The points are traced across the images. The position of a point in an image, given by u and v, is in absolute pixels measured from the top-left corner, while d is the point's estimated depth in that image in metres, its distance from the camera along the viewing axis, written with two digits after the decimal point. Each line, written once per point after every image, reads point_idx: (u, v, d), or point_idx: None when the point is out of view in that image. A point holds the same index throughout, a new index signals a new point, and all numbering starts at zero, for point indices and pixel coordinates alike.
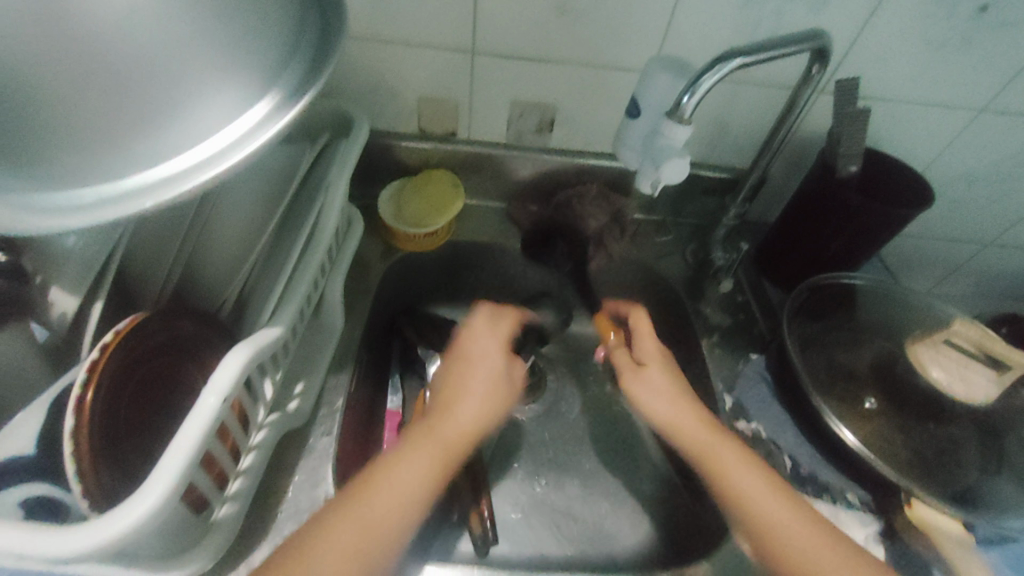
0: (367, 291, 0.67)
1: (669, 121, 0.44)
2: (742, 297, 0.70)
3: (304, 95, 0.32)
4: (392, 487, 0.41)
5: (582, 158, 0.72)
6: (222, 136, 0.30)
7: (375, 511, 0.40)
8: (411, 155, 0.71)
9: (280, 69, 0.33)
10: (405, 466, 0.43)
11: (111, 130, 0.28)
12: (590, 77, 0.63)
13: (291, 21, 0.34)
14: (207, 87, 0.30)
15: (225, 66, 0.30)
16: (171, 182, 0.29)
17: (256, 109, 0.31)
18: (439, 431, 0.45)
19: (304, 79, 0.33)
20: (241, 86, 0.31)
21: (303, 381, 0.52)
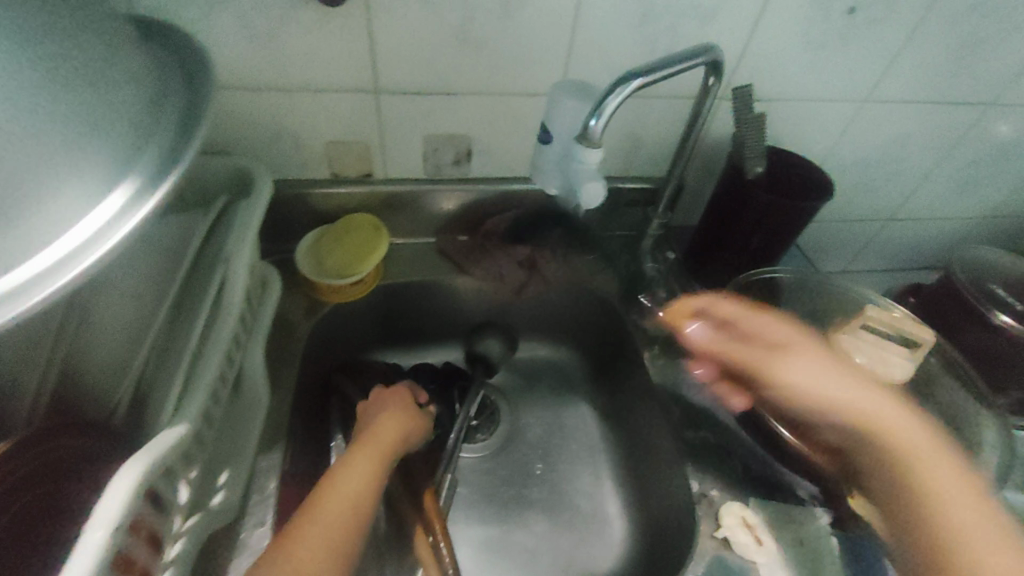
0: (294, 353, 0.62)
1: (580, 146, 0.44)
2: (678, 303, 0.72)
3: (167, 179, 0.29)
4: (346, 487, 0.45)
5: (506, 184, 0.71)
6: (72, 236, 0.26)
7: (336, 507, 0.43)
8: (325, 200, 0.68)
9: (139, 147, 0.29)
10: (348, 472, 0.46)
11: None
12: (501, 106, 0.62)
13: (147, 96, 0.31)
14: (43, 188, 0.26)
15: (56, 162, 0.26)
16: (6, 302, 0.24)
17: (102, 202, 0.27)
18: (370, 442, 0.51)
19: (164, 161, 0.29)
20: (90, 177, 0.27)
21: (227, 471, 0.47)
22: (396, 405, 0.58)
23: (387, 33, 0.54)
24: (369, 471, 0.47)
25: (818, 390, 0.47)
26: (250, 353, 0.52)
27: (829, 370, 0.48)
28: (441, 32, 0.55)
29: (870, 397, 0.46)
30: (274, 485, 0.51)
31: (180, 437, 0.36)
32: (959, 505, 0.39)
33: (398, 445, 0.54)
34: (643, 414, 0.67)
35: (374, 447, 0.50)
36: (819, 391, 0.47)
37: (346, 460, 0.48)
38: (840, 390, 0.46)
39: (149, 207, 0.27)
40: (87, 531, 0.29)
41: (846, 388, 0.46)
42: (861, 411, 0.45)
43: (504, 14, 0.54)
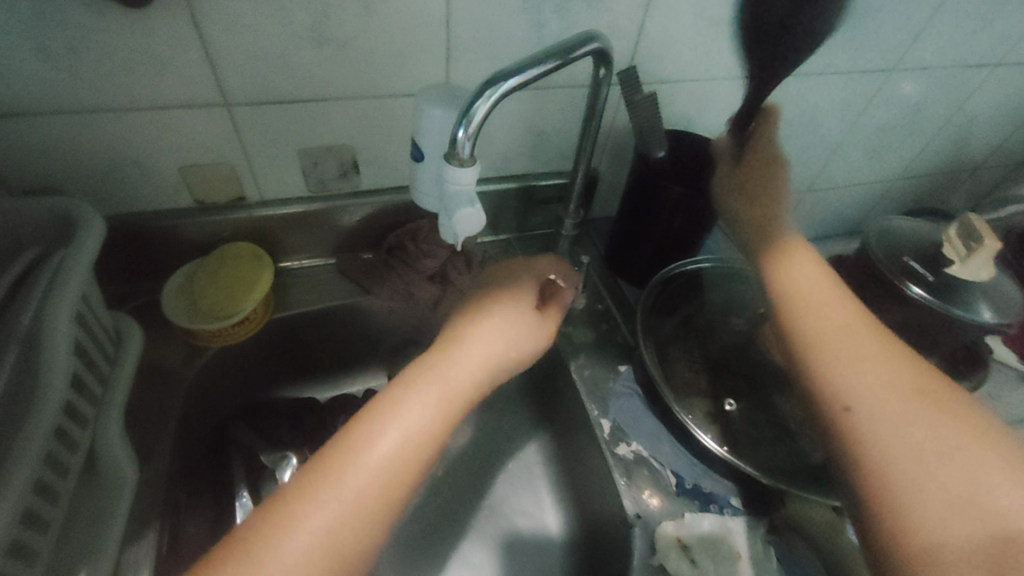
0: (171, 411, 0.54)
1: (449, 165, 0.38)
2: (602, 305, 0.67)
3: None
4: (377, 445, 0.38)
5: (403, 194, 0.65)
6: None
7: (364, 477, 0.37)
8: (191, 232, 0.59)
9: None
10: (387, 425, 0.39)
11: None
12: (380, 111, 0.55)
13: None
14: None
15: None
16: None
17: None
18: (437, 378, 0.43)
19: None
20: None
21: (82, 572, 0.40)
22: (510, 311, 0.50)
23: (224, 38, 0.45)
24: (407, 448, 0.39)
25: (806, 284, 0.48)
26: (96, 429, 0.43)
27: (839, 298, 0.47)
28: (290, 32, 0.46)
29: (864, 340, 0.43)
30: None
31: None
32: (893, 402, 0.39)
33: (511, 363, 0.48)
34: (574, 424, 0.63)
35: (443, 385, 0.43)
36: (837, 343, 0.43)
37: (390, 399, 0.41)
38: (862, 377, 0.41)
39: None
40: None
41: (834, 295, 0.47)
42: (820, 331, 0.44)
43: (362, 7, 0.47)
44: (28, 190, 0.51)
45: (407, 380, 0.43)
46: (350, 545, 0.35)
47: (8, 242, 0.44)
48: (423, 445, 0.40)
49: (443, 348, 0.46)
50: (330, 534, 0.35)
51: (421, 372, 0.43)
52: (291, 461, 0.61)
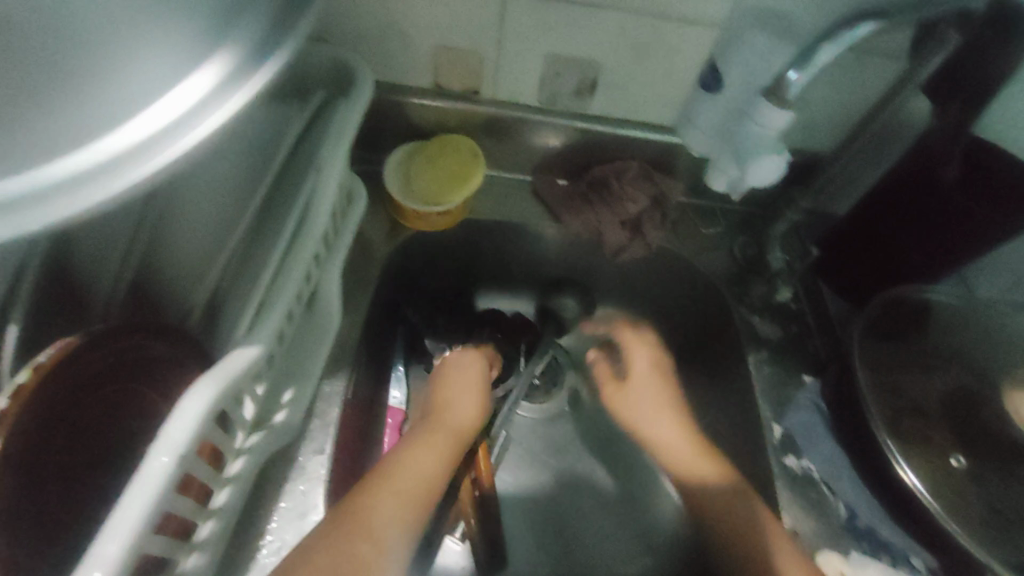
0: (369, 276, 0.58)
1: (764, 104, 0.34)
2: (796, 305, 0.61)
3: (270, 60, 0.23)
4: (411, 469, 0.44)
5: (626, 129, 0.60)
6: (148, 120, 0.21)
7: (406, 484, 0.42)
8: (425, 115, 0.60)
9: (234, 21, 0.23)
10: (416, 458, 0.45)
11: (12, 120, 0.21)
12: (647, 32, 0.50)
13: None
14: (120, 64, 0.22)
15: (143, 30, 0.22)
16: (59, 192, 0.20)
17: (203, 77, 0.22)
18: (439, 420, 0.50)
19: (272, 36, 0.23)
20: (169, 59, 0.22)
21: (291, 389, 0.45)
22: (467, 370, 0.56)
23: None
24: (418, 480, 0.43)
25: (639, 361, 0.62)
26: (325, 273, 0.47)
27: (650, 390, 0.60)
28: None
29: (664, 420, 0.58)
30: (335, 413, 0.49)
31: (253, 361, 0.32)
32: (700, 460, 0.53)
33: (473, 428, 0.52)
34: (728, 408, 0.61)
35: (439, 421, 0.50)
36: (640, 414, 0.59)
37: (408, 442, 0.47)
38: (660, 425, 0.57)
39: (239, 99, 0.22)
40: (151, 456, 0.26)
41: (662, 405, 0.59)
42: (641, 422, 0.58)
43: None
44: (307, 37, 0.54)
45: (416, 432, 0.49)
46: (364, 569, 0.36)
47: None
48: (423, 475, 0.44)
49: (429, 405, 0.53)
50: (371, 535, 0.38)
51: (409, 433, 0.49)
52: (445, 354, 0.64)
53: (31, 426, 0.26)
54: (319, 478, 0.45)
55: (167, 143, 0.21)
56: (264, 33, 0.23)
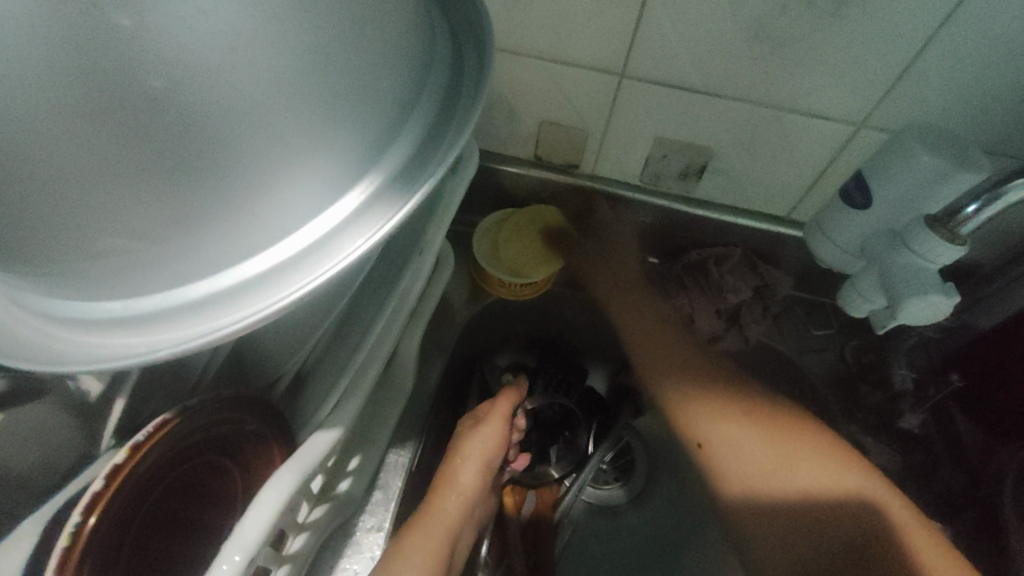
0: (447, 340, 0.58)
1: (927, 234, 0.30)
2: (921, 432, 0.53)
3: (415, 185, 0.23)
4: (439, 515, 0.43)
5: (731, 217, 0.56)
6: (295, 246, 0.22)
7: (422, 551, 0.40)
8: (520, 183, 0.60)
9: (384, 146, 0.23)
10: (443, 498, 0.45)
11: (144, 237, 0.19)
12: (768, 123, 0.47)
13: (409, 84, 0.23)
14: (272, 189, 0.20)
15: (293, 145, 0.20)
16: (208, 310, 0.21)
17: (350, 200, 0.22)
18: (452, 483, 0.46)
19: (418, 159, 0.24)
20: (321, 182, 0.21)
21: (359, 458, 0.44)
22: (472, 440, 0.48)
23: (664, 11, 0.42)
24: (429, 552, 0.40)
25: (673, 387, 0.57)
26: (407, 341, 0.46)
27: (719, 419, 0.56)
28: (736, 17, 0.41)
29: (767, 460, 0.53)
30: (398, 485, 0.47)
31: (330, 446, 0.32)
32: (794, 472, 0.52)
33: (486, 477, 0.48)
34: None
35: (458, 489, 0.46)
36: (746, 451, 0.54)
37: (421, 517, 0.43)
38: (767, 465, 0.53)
39: (382, 226, 0.22)
40: (220, 558, 0.25)
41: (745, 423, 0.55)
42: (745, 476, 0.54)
43: (836, 6, 0.38)
44: None
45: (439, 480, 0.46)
46: None
47: None
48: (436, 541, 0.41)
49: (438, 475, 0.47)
50: None
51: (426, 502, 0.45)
52: None
53: (125, 500, 0.26)
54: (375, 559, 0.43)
55: (312, 270, 0.22)
56: (411, 153, 0.24)
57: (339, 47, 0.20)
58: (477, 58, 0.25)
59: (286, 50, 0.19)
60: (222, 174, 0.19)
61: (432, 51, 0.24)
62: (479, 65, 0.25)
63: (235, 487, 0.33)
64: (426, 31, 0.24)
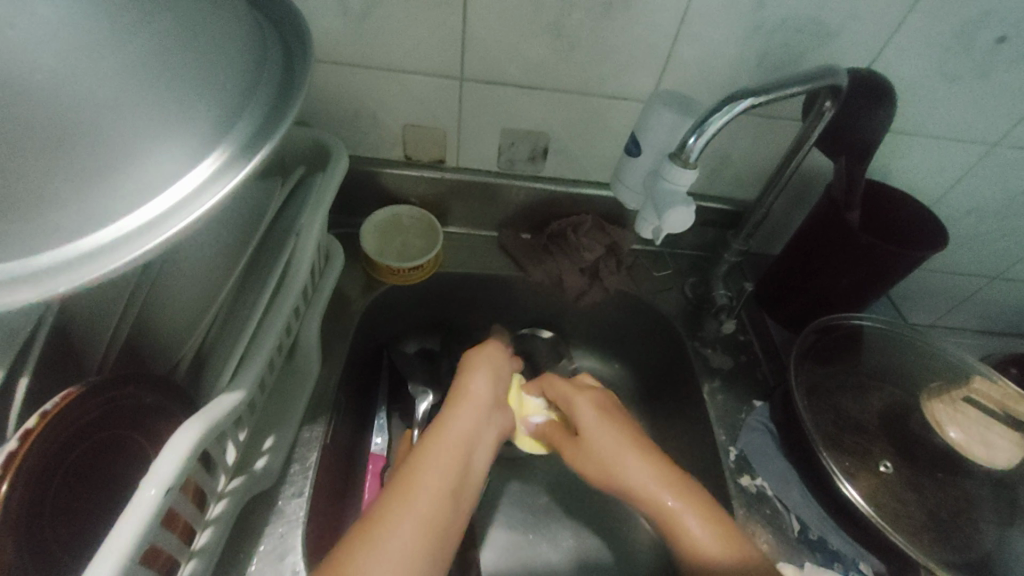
0: (347, 329, 0.63)
1: (672, 164, 0.41)
2: (744, 336, 0.67)
3: (259, 150, 0.29)
4: (438, 452, 0.44)
5: (577, 187, 0.68)
6: (162, 203, 0.27)
7: (427, 478, 0.42)
8: (396, 182, 0.67)
9: (228, 125, 0.29)
10: (433, 454, 0.44)
11: (31, 200, 0.25)
12: (585, 106, 0.59)
13: (243, 81, 0.30)
14: (136, 160, 0.26)
15: (152, 124, 0.26)
16: (88, 259, 0.26)
17: (205, 165, 0.28)
18: (437, 438, 0.46)
19: (262, 130, 0.30)
20: (177, 152, 0.27)
21: (271, 437, 0.47)
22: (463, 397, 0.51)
23: (482, 22, 0.52)
24: (449, 465, 0.44)
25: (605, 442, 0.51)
26: (305, 326, 0.51)
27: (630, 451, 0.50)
28: (537, 24, 0.52)
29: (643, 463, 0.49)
30: (313, 458, 0.51)
31: (234, 404, 0.36)
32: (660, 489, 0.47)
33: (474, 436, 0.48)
34: (684, 427, 0.65)
35: (456, 439, 0.46)
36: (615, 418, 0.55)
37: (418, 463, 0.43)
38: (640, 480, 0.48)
39: (233, 180, 0.28)
40: (142, 488, 0.29)
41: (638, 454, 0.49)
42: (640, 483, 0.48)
43: (605, 12, 0.50)
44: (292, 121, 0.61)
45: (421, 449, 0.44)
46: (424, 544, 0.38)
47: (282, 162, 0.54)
48: (445, 468, 0.43)
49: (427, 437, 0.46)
50: (415, 511, 0.39)
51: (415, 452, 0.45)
52: (428, 397, 0.67)
53: (38, 462, 0.30)
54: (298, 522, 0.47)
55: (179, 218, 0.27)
56: (256, 127, 0.30)
57: (175, 53, 0.27)
58: (305, 64, 0.33)
59: (129, 54, 0.25)
60: (97, 146, 0.25)
61: (263, 61, 0.32)
62: (304, 69, 0.33)
63: (141, 460, 0.36)
64: (256, 48, 0.32)
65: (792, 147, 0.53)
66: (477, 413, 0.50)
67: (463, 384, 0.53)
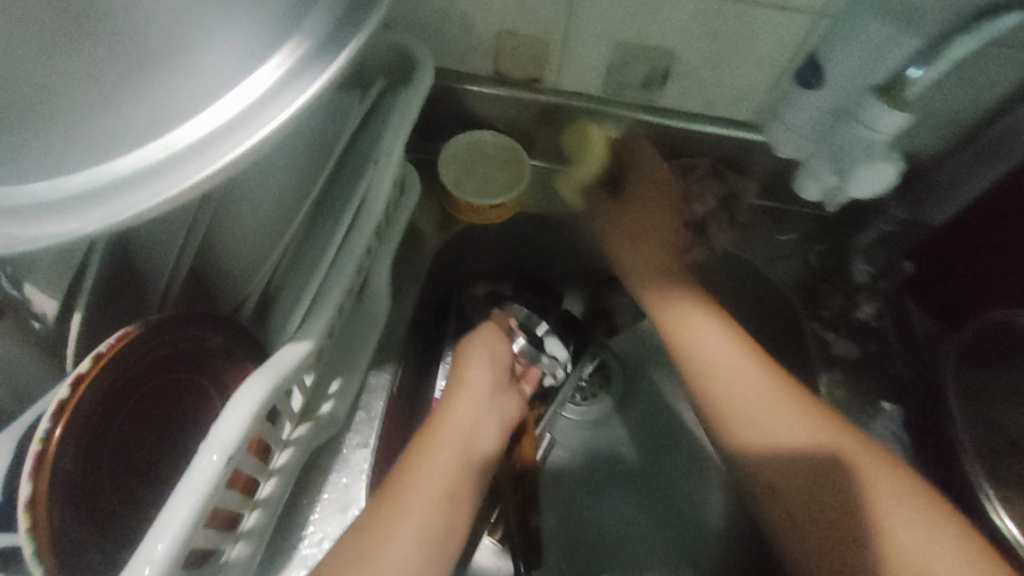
0: (419, 268, 0.58)
1: (882, 103, 0.33)
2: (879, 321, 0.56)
3: (340, 48, 0.23)
4: (438, 456, 0.40)
5: (696, 123, 0.56)
6: (228, 113, 0.22)
7: (423, 489, 0.38)
8: (482, 103, 0.58)
9: (303, 13, 0.23)
10: (433, 458, 0.40)
11: (93, 103, 0.21)
12: (728, 16, 0.46)
13: None
14: (203, 59, 0.22)
15: (217, 15, 0.22)
16: (152, 179, 0.22)
17: (270, 67, 0.23)
18: (437, 439, 0.41)
19: (344, 20, 0.24)
20: (247, 51, 0.22)
21: (339, 380, 0.44)
22: (468, 386, 0.45)
23: None
24: (449, 473, 0.40)
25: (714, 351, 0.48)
26: (379, 264, 0.46)
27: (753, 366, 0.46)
28: None
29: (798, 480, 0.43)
30: (380, 405, 0.48)
31: (303, 357, 0.32)
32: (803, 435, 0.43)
33: (481, 429, 0.44)
34: None
35: (456, 442, 0.41)
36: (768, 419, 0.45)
37: (412, 477, 0.39)
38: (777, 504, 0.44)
39: (309, 86, 0.22)
40: (202, 454, 0.26)
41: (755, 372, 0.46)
42: (767, 396, 0.45)
43: None
44: None
45: (417, 458, 0.40)
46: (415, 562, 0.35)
47: None
48: (444, 477, 0.39)
49: (427, 431, 0.42)
50: (412, 534, 0.36)
51: (414, 454, 0.40)
52: None
53: (92, 409, 0.28)
54: (362, 472, 0.45)
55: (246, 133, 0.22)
56: (335, 15, 0.24)
57: None
58: None
59: None
60: (159, 37, 0.21)
61: None
62: None
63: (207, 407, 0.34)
64: None
65: None
66: (484, 405, 0.44)
67: (463, 373, 0.46)
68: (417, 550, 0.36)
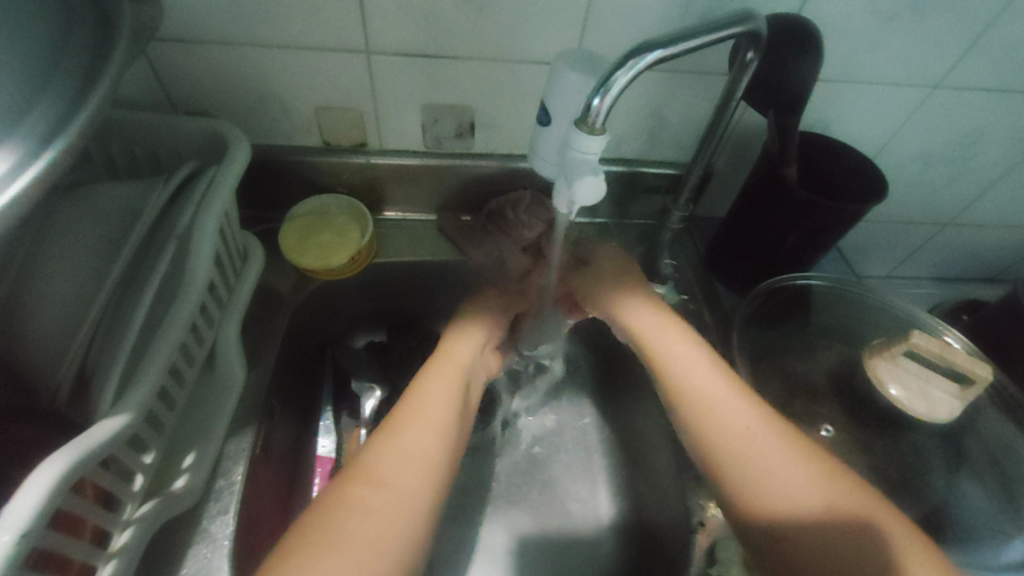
0: (276, 330, 0.59)
1: (579, 132, 0.38)
2: (694, 304, 0.65)
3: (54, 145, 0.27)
4: (434, 391, 0.47)
5: (511, 161, 0.64)
6: None
7: (425, 416, 0.44)
8: (318, 171, 0.63)
9: (19, 118, 0.27)
10: (429, 392, 0.47)
11: None
12: (503, 74, 0.55)
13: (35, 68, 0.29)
14: None
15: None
16: None
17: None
18: (437, 373, 0.49)
19: (62, 117, 0.28)
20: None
21: (191, 454, 0.44)
22: (463, 339, 0.54)
23: None
24: (443, 404, 0.46)
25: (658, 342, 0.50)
26: (221, 332, 0.48)
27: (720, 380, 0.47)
28: None
29: (777, 443, 0.43)
30: (240, 471, 0.49)
31: (119, 427, 0.33)
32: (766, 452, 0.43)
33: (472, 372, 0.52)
34: (639, 396, 0.66)
35: (452, 374, 0.49)
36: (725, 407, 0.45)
37: (410, 401, 0.46)
38: (790, 485, 0.41)
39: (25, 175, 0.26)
40: None
41: (725, 388, 0.46)
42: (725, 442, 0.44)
43: None
44: (194, 112, 0.56)
45: (419, 388, 0.47)
46: (416, 480, 0.40)
47: (174, 156, 0.49)
48: (444, 399, 0.46)
49: (425, 370, 0.50)
50: (411, 453, 0.42)
51: (412, 387, 0.47)
52: (373, 393, 0.68)
53: None
54: (224, 541, 0.45)
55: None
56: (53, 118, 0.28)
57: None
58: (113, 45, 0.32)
59: None
60: None
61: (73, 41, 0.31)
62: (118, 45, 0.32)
63: None
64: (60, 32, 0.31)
65: (723, 102, 0.49)
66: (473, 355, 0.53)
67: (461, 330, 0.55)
68: (413, 470, 0.41)
